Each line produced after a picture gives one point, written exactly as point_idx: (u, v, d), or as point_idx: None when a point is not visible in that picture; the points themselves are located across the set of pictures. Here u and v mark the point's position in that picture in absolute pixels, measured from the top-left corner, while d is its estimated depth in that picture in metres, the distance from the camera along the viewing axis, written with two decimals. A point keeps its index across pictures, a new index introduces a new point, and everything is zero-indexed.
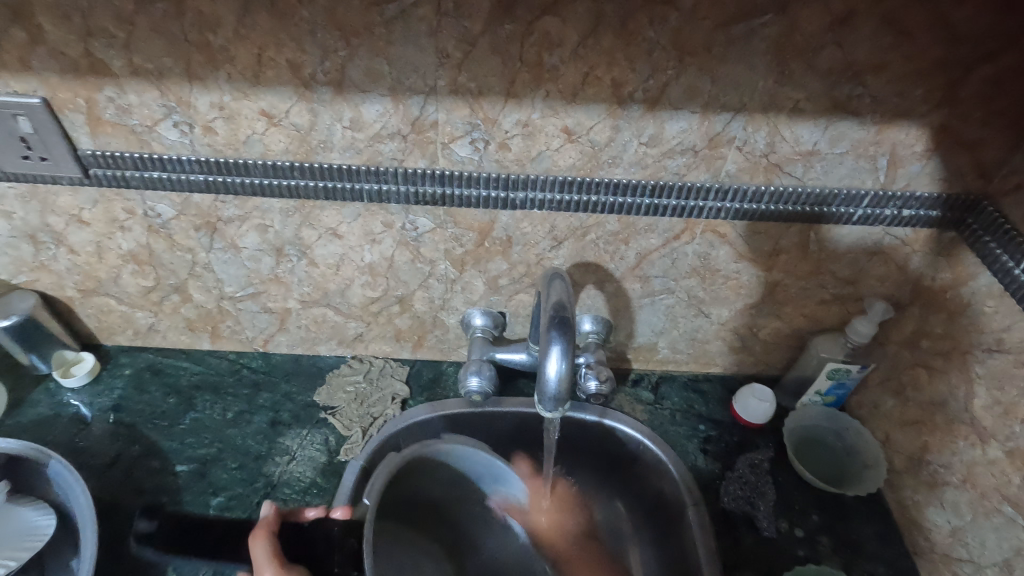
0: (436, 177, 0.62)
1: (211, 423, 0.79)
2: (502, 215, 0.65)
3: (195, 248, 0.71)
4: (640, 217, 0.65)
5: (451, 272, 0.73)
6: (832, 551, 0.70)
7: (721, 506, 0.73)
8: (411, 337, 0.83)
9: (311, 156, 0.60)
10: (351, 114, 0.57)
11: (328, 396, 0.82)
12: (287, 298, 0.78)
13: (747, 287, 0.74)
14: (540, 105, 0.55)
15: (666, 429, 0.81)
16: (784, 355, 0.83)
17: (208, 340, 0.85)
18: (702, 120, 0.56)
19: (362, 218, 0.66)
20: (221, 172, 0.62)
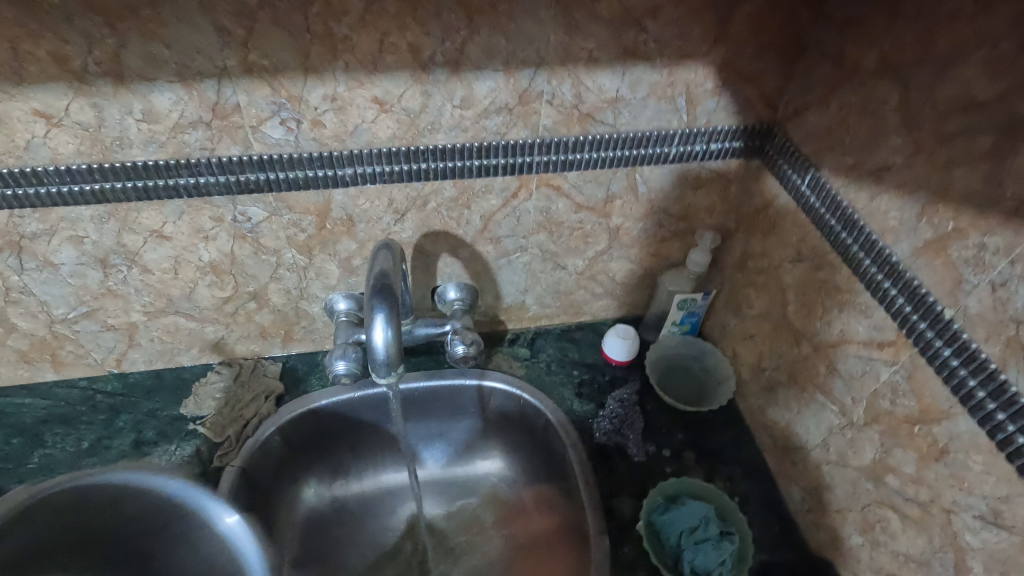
0: (255, 163, 0.60)
1: (65, 456, 0.74)
2: (336, 193, 0.64)
3: (5, 271, 0.65)
4: (474, 178, 0.67)
5: (300, 259, 0.71)
6: (695, 463, 0.77)
7: (595, 441, 0.78)
8: (278, 332, 0.81)
9: (108, 156, 0.57)
10: (141, 105, 0.53)
11: (197, 406, 0.79)
12: (128, 311, 0.73)
13: (593, 235, 0.78)
14: (344, 77, 0.55)
15: (543, 379, 0.85)
16: (641, 295, 0.89)
17: (50, 369, 0.78)
18: (507, 78, 0.58)
19: (187, 215, 0.63)
20: (9, 184, 0.57)
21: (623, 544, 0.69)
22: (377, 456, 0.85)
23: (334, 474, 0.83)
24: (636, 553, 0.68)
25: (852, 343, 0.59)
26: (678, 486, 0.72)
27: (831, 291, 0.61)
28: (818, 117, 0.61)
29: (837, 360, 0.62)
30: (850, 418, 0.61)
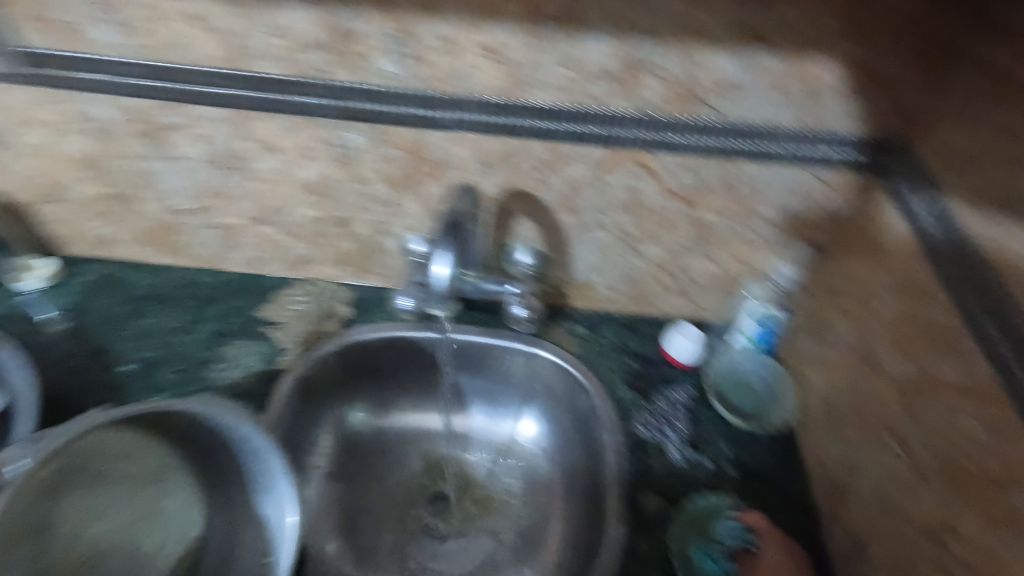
0: (363, 92, 0.63)
1: (158, 330, 0.83)
2: (432, 135, 0.67)
3: (141, 156, 0.73)
4: (566, 144, 0.66)
5: (388, 194, 0.75)
6: (735, 480, 0.73)
7: (636, 433, 0.77)
8: (356, 262, 0.86)
9: (239, 63, 0.62)
10: (276, 20, 0.58)
11: (274, 313, 0.86)
12: (233, 214, 0.80)
13: (677, 225, 0.75)
14: (459, 19, 0.56)
15: (596, 362, 0.85)
16: (716, 300, 0.85)
17: (162, 254, 0.88)
18: (618, 43, 0.57)
19: (296, 132, 0.68)
20: (157, 76, 0.64)
21: (640, 538, 0.68)
22: (425, 399, 0.88)
23: (382, 404, 0.87)
24: (652, 549, 0.67)
25: (936, 386, 0.54)
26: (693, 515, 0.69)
27: (925, 326, 0.56)
28: (953, 136, 0.55)
29: (917, 402, 0.56)
30: (919, 467, 0.55)
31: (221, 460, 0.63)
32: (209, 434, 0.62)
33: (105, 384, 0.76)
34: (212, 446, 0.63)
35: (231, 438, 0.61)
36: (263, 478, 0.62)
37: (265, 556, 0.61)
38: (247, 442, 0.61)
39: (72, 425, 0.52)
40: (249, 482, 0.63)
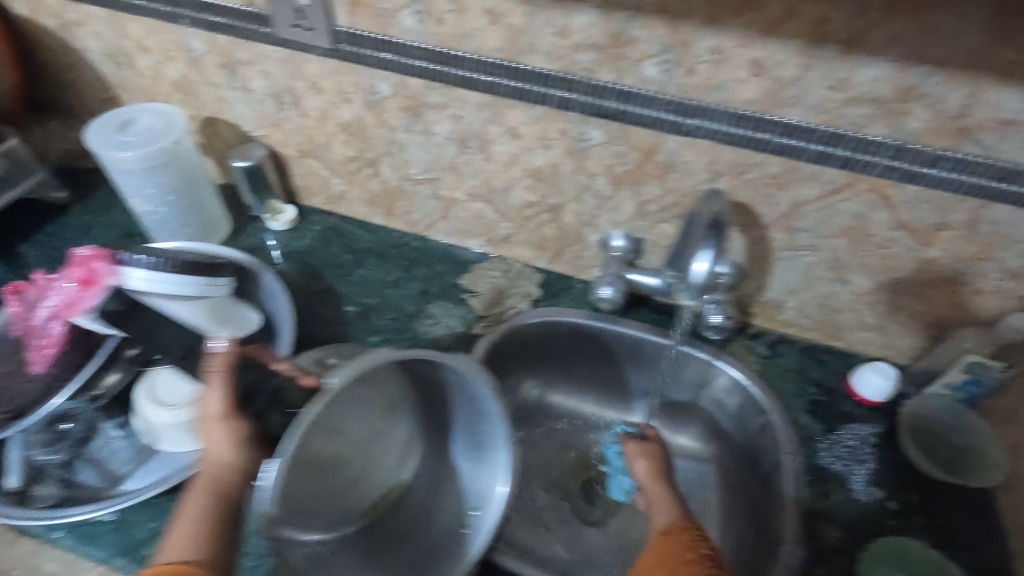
0: (619, 92, 0.68)
1: (374, 281, 0.93)
2: (670, 139, 0.71)
3: (398, 127, 0.83)
4: (804, 163, 0.67)
5: (607, 188, 0.80)
6: (923, 530, 0.70)
7: (817, 461, 0.76)
8: (552, 248, 0.92)
9: (515, 56, 0.69)
10: (561, 21, 0.64)
11: (472, 282, 0.94)
12: (457, 188, 0.89)
13: (897, 259, 0.73)
14: (738, 34, 0.59)
15: (775, 382, 0.85)
16: (918, 343, 0.81)
17: (383, 215, 1.00)
18: (897, 71, 0.57)
19: (543, 122, 0.75)
20: (438, 61, 0.73)
21: (816, 563, 0.68)
22: (594, 387, 0.93)
23: (554, 382, 0.94)
24: None
25: None
26: (886, 547, 0.67)
27: None
28: None
29: None
30: None
31: (448, 414, 0.71)
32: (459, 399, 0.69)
33: (333, 320, 0.88)
34: (447, 402, 0.70)
35: (468, 399, 0.68)
36: (485, 441, 0.69)
37: (473, 508, 0.68)
38: (481, 408, 0.68)
39: (370, 357, 0.60)
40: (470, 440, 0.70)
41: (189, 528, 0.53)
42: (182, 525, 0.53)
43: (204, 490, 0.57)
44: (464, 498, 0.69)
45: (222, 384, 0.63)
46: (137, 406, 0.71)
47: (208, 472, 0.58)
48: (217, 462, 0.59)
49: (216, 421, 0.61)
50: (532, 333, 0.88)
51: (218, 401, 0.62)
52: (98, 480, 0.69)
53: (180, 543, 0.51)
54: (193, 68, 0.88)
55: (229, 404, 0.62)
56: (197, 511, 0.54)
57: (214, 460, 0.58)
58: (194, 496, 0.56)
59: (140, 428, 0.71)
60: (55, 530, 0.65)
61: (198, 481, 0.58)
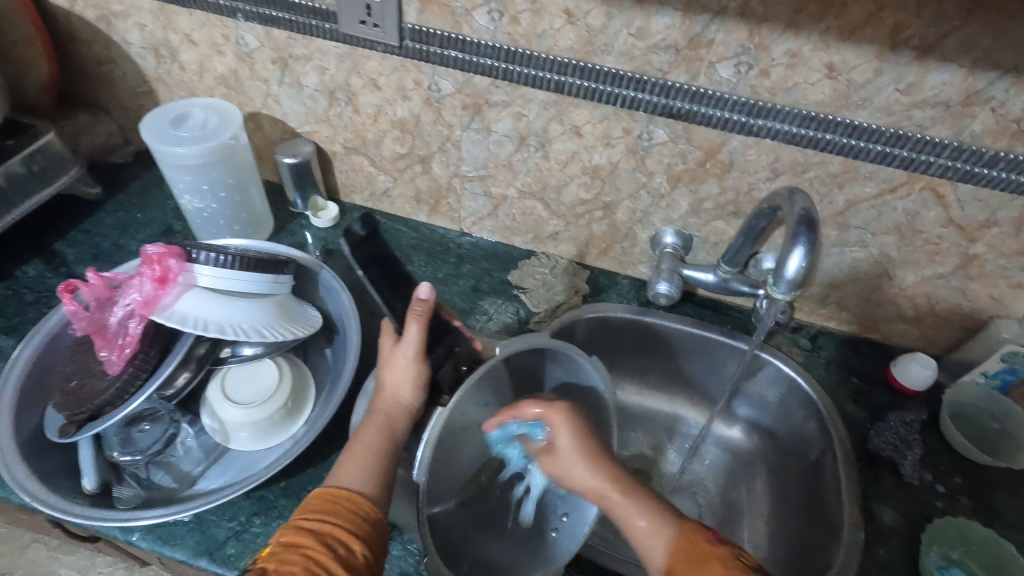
0: (691, 93, 0.70)
1: (424, 278, 0.94)
2: (735, 139, 0.73)
3: (455, 125, 0.84)
4: (865, 163, 0.70)
5: (664, 186, 0.82)
6: (970, 510, 0.74)
7: (868, 447, 0.79)
8: (600, 244, 0.94)
9: (588, 56, 0.70)
10: (640, 23, 0.66)
11: (521, 278, 0.95)
12: (509, 185, 0.90)
13: (943, 255, 0.77)
14: (816, 38, 0.62)
15: (819, 374, 0.88)
16: (954, 334, 0.86)
17: (427, 212, 1.00)
18: (966, 75, 0.60)
19: (607, 121, 0.76)
20: (508, 59, 0.73)
21: (876, 545, 0.71)
22: (640, 380, 0.97)
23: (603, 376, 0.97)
24: (890, 557, 0.70)
25: None
26: (934, 536, 0.71)
27: None
28: None
29: None
30: None
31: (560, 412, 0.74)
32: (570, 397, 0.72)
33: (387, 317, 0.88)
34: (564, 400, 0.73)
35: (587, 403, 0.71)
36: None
37: (563, 512, 0.68)
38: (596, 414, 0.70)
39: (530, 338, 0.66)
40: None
41: (360, 456, 0.58)
42: (357, 452, 0.59)
43: (379, 424, 0.61)
44: (554, 500, 0.70)
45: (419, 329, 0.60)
46: (208, 404, 0.69)
47: (386, 407, 0.61)
48: (394, 399, 0.61)
49: (405, 362, 0.61)
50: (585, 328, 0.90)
51: (415, 347, 0.61)
52: (172, 481, 0.67)
53: (353, 471, 0.57)
54: (242, 63, 0.86)
55: (421, 349, 0.61)
56: (369, 446, 0.59)
57: (395, 396, 0.61)
58: (369, 428, 0.60)
59: (211, 426, 0.69)
60: (133, 532, 0.64)
61: (378, 406, 0.62)
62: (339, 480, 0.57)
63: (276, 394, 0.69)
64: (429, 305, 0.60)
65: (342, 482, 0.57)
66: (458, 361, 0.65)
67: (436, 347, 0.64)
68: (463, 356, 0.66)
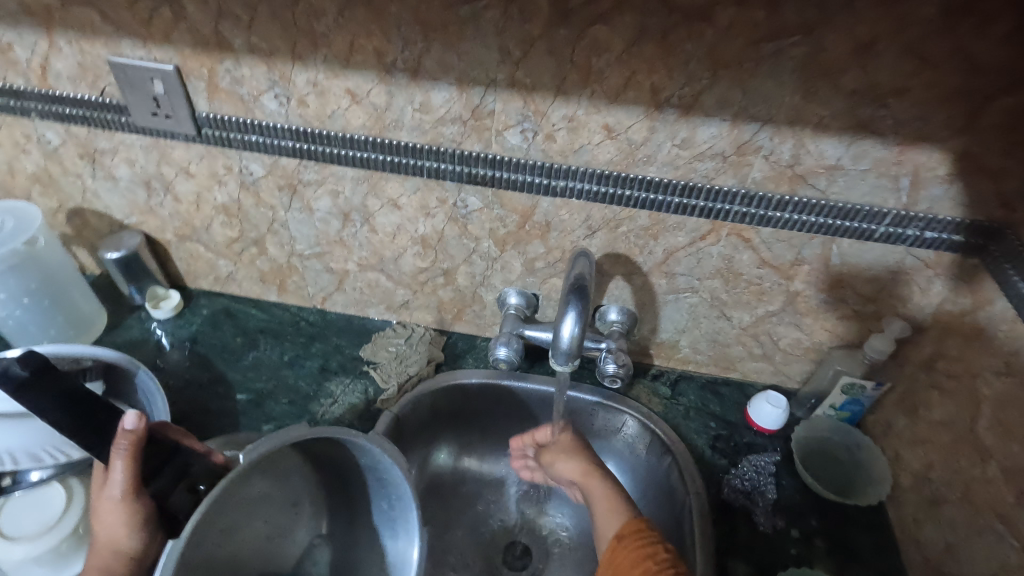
0: (488, 160, 0.70)
1: (269, 362, 0.89)
2: (544, 201, 0.73)
3: (277, 206, 0.82)
4: (669, 214, 0.71)
5: (493, 250, 0.81)
6: (825, 553, 0.72)
7: (721, 497, 0.77)
8: (452, 309, 0.92)
9: (383, 133, 0.70)
10: (421, 98, 0.65)
11: (373, 352, 0.91)
12: (348, 260, 0.88)
13: (768, 294, 0.78)
14: (586, 102, 0.62)
15: (678, 422, 0.86)
16: (802, 368, 0.86)
17: (276, 292, 0.96)
18: (731, 128, 0.62)
19: (421, 192, 0.75)
20: (307, 140, 0.72)
21: None
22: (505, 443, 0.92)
23: (467, 444, 0.92)
24: None
25: None
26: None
27: None
28: None
29: None
30: None
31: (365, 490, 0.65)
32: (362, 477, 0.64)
33: (224, 411, 0.82)
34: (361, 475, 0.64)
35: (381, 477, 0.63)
36: (399, 522, 0.63)
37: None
38: (394, 489, 0.62)
39: (278, 435, 0.56)
40: (382, 521, 0.64)
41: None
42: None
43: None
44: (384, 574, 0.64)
45: (126, 463, 0.49)
46: None
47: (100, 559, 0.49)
48: (110, 548, 0.49)
49: (113, 503, 0.48)
50: (442, 395, 0.87)
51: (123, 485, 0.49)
52: None
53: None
54: (51, 160, 0.83)
55: (133, 484, 0.49)
56: None
57: (108, 543, 0.49)
58: None
59: None
60: None
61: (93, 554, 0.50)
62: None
63: (60, 524, 0.63)
64: (138, 433, 0.50)
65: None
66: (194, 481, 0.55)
67: (159, 474, 0.52)
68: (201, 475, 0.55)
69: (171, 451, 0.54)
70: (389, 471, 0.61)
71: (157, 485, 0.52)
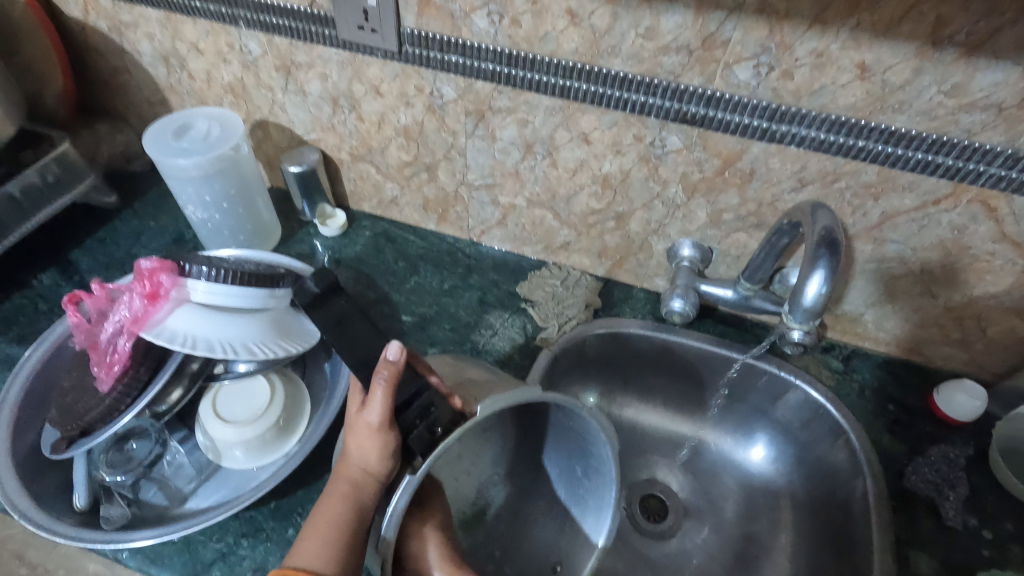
0: (706, 97, 0.64)
1: (430, 289, 0.91)
2: (756, 146, 0.67)
3: (460, 132, 0.80)
4: (903, 172, 0.63)
5: (680, 196, 0.76)
6: (1022, 561, 0.67)
7: (904, 485, 0.73)
8: (614, 256, 0.89)
9: (594, 60, 0.66)
10: (649, 22, 0.61)
11: (529, 290, 0.90)
12: (517, 195, 0.86)
13: (996, 273, 0.69)
14: (845, 36, 0.56)
15: (852, 400, 0.81)
16: (1009, 360, 0.77)
17: (435, 221, 0.97)
18: (1022, 74, 0.53)
19: (617, 127, 0.71)
20: (509, 63, 0.69)
21: None
22: (660, 395, 0.91)
23: (614, 390, 0.91)
24: None
25: None
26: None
27: None
28: None
29: None
30: None
31: (554, 453, 0.68)
32: (568, 437, 0.65)
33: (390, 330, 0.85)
34: (566, 441, 0.65)
35: (586, 453, 0.64)
36: (591, 494, 0.64)
37: (555, 561, 0.65)
38: (597, 466, 0.62)
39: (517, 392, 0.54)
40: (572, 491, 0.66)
41: (321, 533, 0.54)
42: (318, 530, 0.54)
43: (345, 492, 0.56)
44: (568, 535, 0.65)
45: (387, 392, 0.52)
46: (202, 420, 0.68)
47: (351, 475, 0.55)
48: (360, 468, 0.54)
49: (370, 429, 0.52)
50: (612, 336, 0.85)
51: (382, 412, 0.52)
52: (163, 498, 0.65)
53: (312, 549, 0.54)
54: (247, 71, 0.85)
55: (388, 416, 0.52)
56: (332, 517, 0.55)
57: (360, 466, 0.54)
58: (334, 498, 0.56)
59: (204, 444, 0.68)
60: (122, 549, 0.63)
61: (343, 471, 0.56)
62: (296, 560, 0.53)
63: (268, 411, 0.68)
64: (399, 367, 0.54)
65: (299, 561, 0.53)
66: (434, 423, 0.53)
67: (409, 408, 0.54)
68: (439, 417, 0.53)
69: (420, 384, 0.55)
70: (599, 448, 0.60)
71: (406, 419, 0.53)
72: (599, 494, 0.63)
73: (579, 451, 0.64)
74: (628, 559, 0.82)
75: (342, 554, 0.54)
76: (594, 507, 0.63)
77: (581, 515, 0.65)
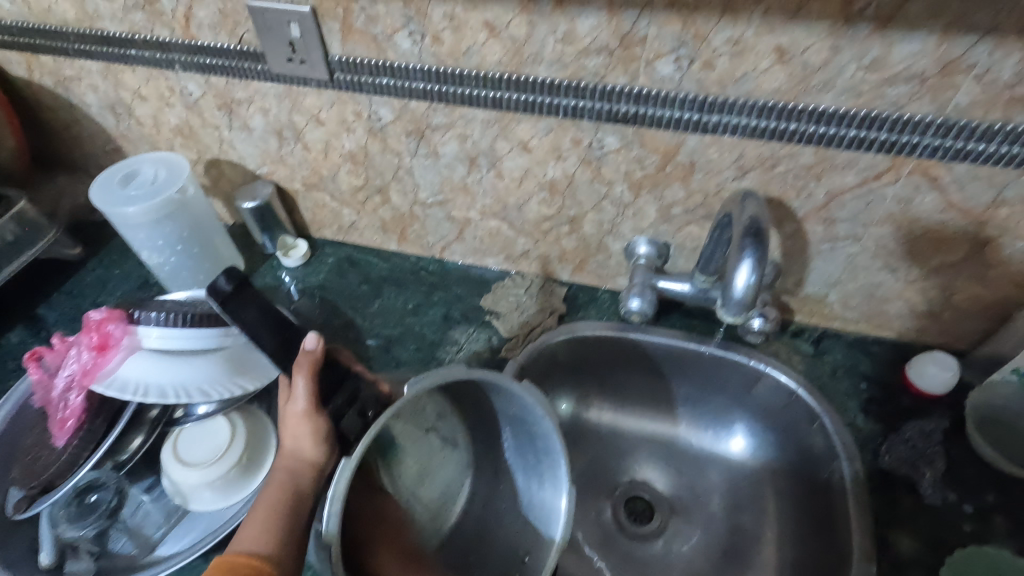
0: (633, 95, 0.64)
1: (394, 310, 0.91)
2: (691, 138, 0.66)
3: (404, 152, 0.80)
4: (840, 150, 0.62)
5: (627, 195, 0.76)
6: (1005, 533, 0.66)
7: (881, 464, 0.71)
8: (573, 259, 0.88)
9: (519, 69, 0.66)
10: (565, 27, 0.61)
11: (494, 302, 0.90)
12: (470, 208, 0.86)
13: (950, 241, 0.68)
14: (757, 21, 0.55)
15: (824, 382, 0.80)
16: (979, 328, 0.76)
17: (396, 241, 0.96)
18: (939, 42, 0.52)
19: (554, 133, 0.71)
20: (439, 81, 0.70)
21: None
22: (632, 392, 0.90)
23: (587, 393, 0.90)
24: None
25: None
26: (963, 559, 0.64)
27: None
28: None
29: None
30: None
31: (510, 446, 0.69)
32: (516, 421, 0.65)
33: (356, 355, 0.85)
34: (513, 425, 0.66)
35: (533, 435, 0.65)
36: (545, 474, 0.64)
37: (524, 553, 0.64)
38: (543, 445, 0.63)
39: (446, 370, 0.57)
40: (529, 474, 0.66)
41: (261, 520, 0.54)
42: (258, 517, 0.55)
43: (282, 480, 0.58)
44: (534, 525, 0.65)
45: (306, 378, 0.59)
46: (165, 466, 0.68)
47: (286, 463, 0.58)
48: (297, 457, 0.58)
49: (298, 416, 0.59)
50: (573, 339, 0.85)
51: (307, 396, 0.59)
52: (132, 547, 0.65)
53: (254, 534, 0.53)
54: (191, 113, 0.86)
55: (312, 399, 0.59)
56: (268, 503, 0.56)
57: (295, 455, 0.58)
58: (271, 488, 0.57)
59: (170, 489, 0.68)
60: None
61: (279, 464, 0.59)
62: (237, 545, 0.52)
63: (228, 452, 0.68)
64: (316, 355, 0.59)
65: (243, 546, 0.52)
66: (362, 407, 0.63)
67: (333, 397, 0.61)
68: (367, 401, 0.63)
69: (344, 375, 0.63)
70: (540, 425, 0.61)
71: (334, 407, 0.61)
72: (551, 473, 0.63)
73: (528, 435, 0.65)
74: (617, 560, 0.81)
75: (282, 535, 0.53)
76: (551, 488, 0.63)
77: (541, 501, 0.64)
